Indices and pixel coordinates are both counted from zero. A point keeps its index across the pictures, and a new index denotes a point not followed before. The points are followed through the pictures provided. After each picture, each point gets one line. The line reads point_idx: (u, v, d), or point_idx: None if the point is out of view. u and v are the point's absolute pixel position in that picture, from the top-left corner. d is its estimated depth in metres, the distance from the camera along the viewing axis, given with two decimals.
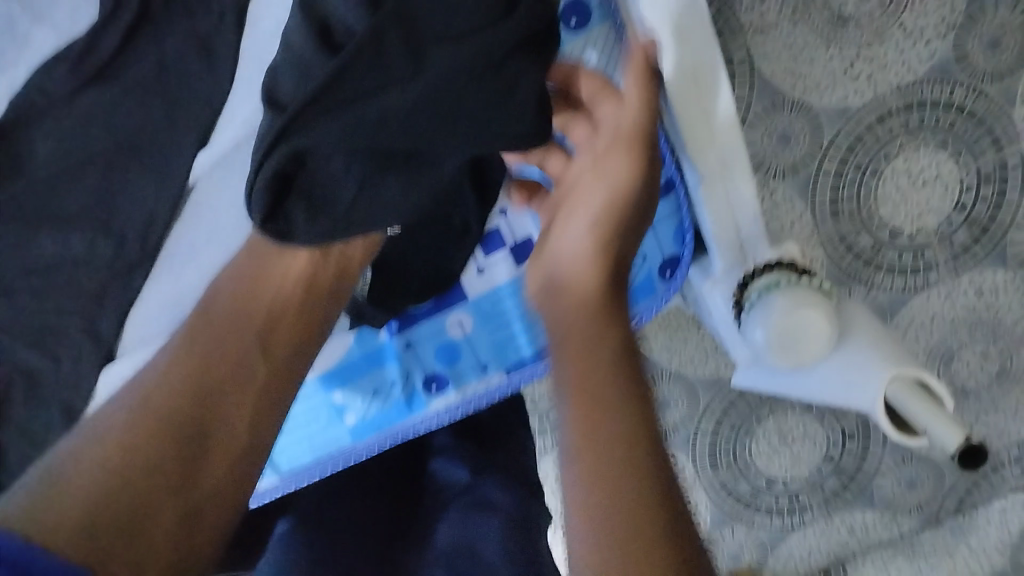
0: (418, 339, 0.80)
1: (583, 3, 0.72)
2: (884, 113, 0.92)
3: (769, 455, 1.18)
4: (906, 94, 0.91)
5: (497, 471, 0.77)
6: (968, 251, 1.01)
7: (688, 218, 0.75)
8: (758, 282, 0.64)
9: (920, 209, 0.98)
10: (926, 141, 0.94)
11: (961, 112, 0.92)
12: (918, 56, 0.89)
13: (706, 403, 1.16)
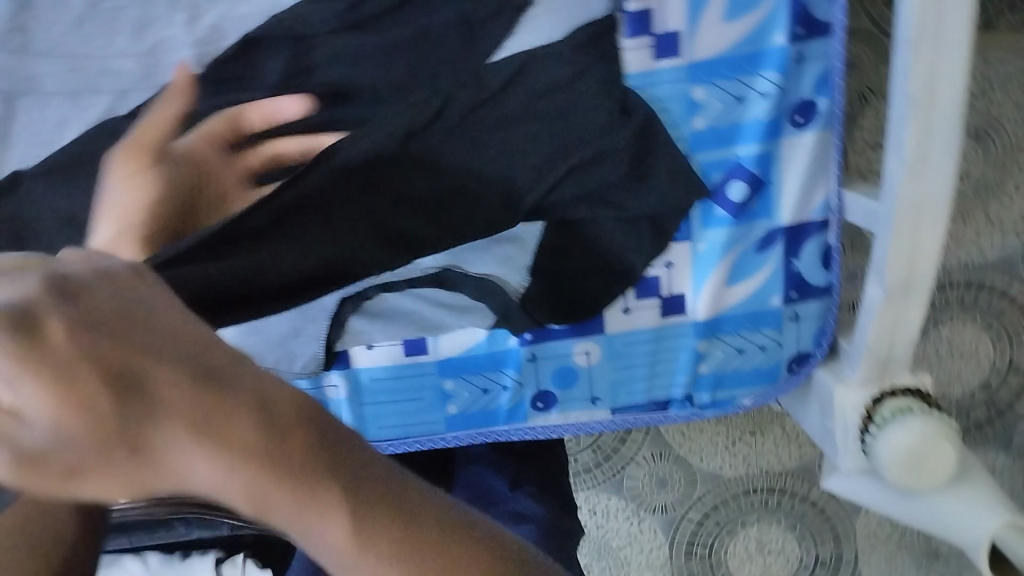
0: (544, 355, 0.72)
1: (810, 99, 0.66)
2: (945, 282, 0.92)
3: (744, 562, 1.11)
4: (970, 272, 0.91)
5: (533, 485, 0.82)
6: (978, 431, 0.94)
7: (833, 321, 0.70)
8: (884, 402, 0.65)
9: (947, 376, 0.93)
10: (973, 318, 0.92)
11: (1013, 303, 0.91)
12: (990, 242, 0.91)
13: (699, 494, 1.10)
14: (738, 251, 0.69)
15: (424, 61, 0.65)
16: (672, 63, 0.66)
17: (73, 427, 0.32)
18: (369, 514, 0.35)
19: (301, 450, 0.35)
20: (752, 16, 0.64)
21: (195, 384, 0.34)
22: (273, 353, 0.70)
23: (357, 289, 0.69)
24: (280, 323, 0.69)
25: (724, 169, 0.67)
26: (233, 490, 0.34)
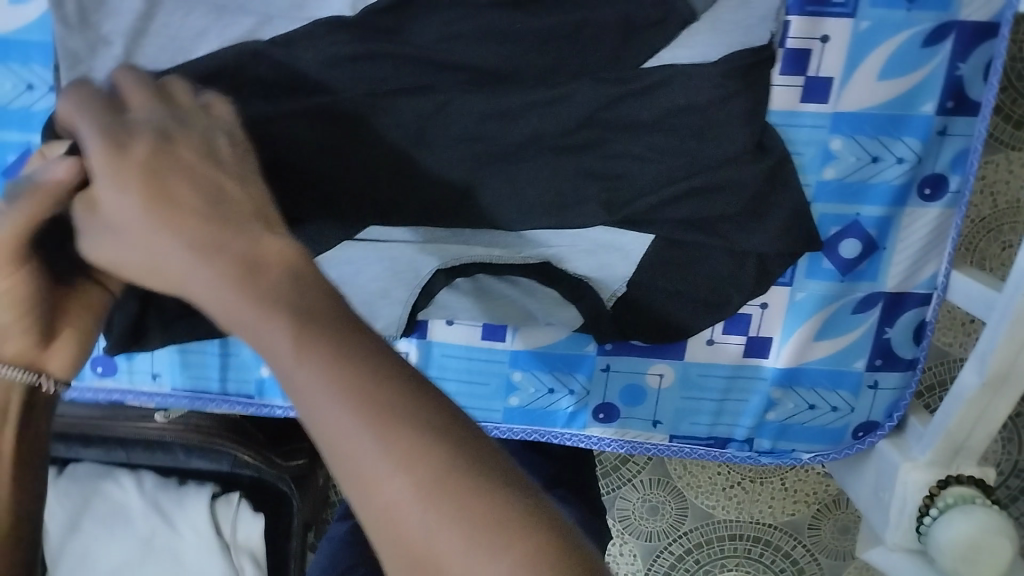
0: (618, 368, 0.72)
1: (943, 174, 0.66)
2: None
3: None
4: None
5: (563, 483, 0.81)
6: None
7: (909, 397, 0.70)
8: (948, 488, 0.65)
9: None
10: None
11: None
12: None
13: (686, 529, 1.03)
14: (835, 308, 0.69)
15: (579, 53, 0.61)
16: (819, 109, 0.65)
17: (136, 178, 0.38)
18: (319, 339, 0.33)
19: (272, 284, 0.35)
20: (908, 80, 0.64)
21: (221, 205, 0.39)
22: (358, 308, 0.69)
23: (456, 264, 0.67)
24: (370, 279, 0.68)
25: (844, 224, 0.67)
26: (212, 298, 0.37)
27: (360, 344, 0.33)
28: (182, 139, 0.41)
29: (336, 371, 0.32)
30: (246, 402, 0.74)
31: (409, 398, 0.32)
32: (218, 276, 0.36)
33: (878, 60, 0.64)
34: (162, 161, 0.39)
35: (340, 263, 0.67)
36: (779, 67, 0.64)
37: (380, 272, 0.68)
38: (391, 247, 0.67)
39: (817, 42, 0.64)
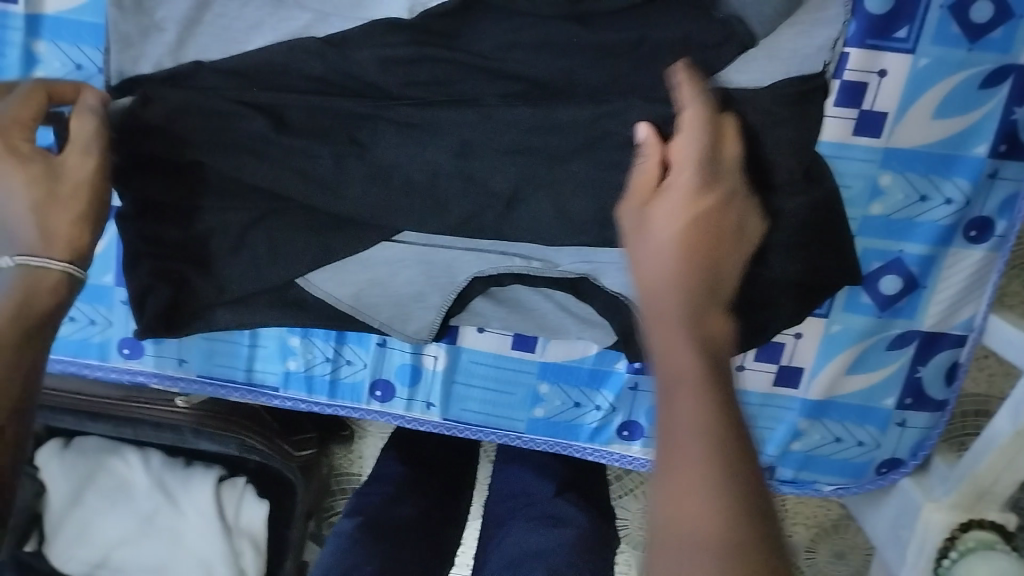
0: (647, 387, 0.72)
1: (990, 217, 0.64)
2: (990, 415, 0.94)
3: None
4: None
5: (575, 492, 0.80)
6: None
7: (935, 438, 0.70)
8: (969, 532, 0.67)
9: None
10: None
11: None
12: None
13: None
14: (870, 343, 0.68)
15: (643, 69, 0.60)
16: (870, 143, 0.63)
17: (691, 145, 0.50)
18: (717, 437, 0.37)
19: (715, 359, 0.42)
20: (964, 119, 0.62)
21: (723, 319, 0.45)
22: (390, 308, 0.69)
23: (493, 273, 0.67)
24: (405, 282, 0.67)
25: (886, 260, 0.66)
26: (663, 327, 0.43)
27: (735, 466, 0.37)
28: (723, 201, 0.49)
29: (712, 458, 0.37)
30: (271, 394, 0.73)
31: (747, 530, 0.35)
32: (683, 309, 0.44)
33: (933, 99, 0.61)
34: (718, 224, 0.48)
35: (374, 265, 0.67)
36: (831, 98, 0.62)
37: (416, 276, 0.67)
38: (429, 250, 0.67)
39: (873, 76, 0.61)
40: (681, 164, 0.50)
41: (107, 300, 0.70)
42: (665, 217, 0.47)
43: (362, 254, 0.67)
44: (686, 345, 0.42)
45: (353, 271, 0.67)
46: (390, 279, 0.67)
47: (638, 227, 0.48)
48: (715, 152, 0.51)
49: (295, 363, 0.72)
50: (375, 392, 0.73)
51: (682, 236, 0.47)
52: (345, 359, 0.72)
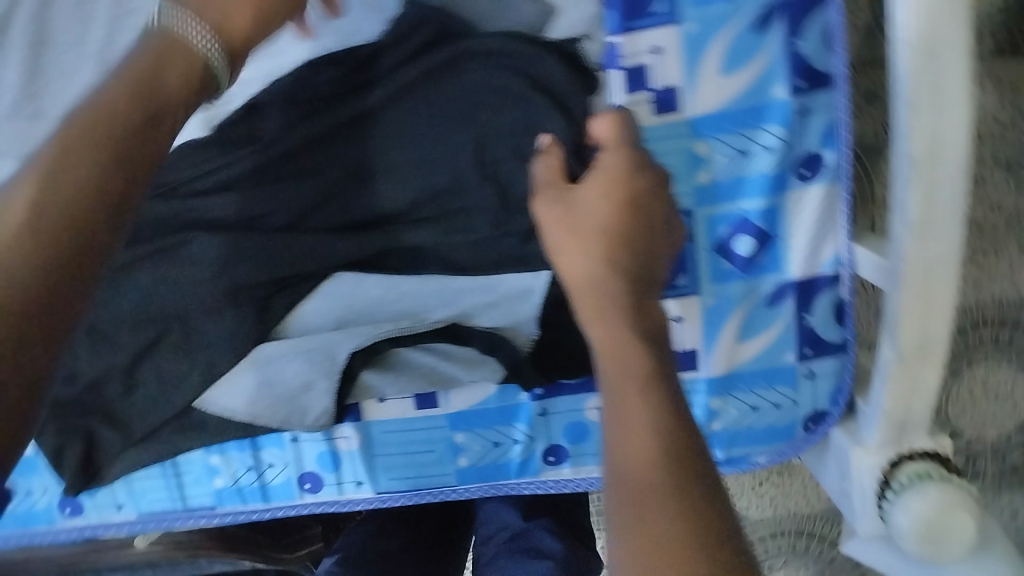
0: (556, 410, 0.72)
1: (815, 152, 0.64)
2: (979, 321, 0.92)
3: None
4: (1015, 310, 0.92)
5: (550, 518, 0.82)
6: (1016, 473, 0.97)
7: (849, 380, 0.68)
8: (902, 467, 0.64)
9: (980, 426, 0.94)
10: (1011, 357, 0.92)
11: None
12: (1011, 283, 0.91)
13: None
14: (747, 305, 0.68)
15: (437, 110, 0.65)
16: (672, 119, 0.65)
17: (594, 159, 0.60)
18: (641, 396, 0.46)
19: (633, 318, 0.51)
20: (751, 70, 0.63)
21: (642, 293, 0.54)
22: (284, 406, 0.70)
23: (366, 344, 0.68)
24: (291, 371, 0.69)
25: (732, 223, 0.66)
26: (613, 322, 0.51)
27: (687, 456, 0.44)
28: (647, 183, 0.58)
29: (650, 433, 0.44)
30: (209, 514, 0.75)
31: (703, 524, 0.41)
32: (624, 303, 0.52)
33: (715, 58, 0.63)
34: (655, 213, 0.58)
35: (261, 366, 0.69)
36: (619, 87, 0.65)
37: (303, 359, 0.69)
38: (305, 337, 0.69)
39: (650, 54, 0.64)
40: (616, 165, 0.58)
41: (38, 469, 0.73)
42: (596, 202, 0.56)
43: (246, 360, 0.69)
44: (604, 317, 0.51)
45: (239, 377, 0.69)
46: (282, 376, 0.69)
47: (573, 244, 0.56)
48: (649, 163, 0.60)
49: (222, 480, 0.74)
50: (304, 485, 0.74)
51: (603, 232, 0.55)
52: (266, 463, 0.74)
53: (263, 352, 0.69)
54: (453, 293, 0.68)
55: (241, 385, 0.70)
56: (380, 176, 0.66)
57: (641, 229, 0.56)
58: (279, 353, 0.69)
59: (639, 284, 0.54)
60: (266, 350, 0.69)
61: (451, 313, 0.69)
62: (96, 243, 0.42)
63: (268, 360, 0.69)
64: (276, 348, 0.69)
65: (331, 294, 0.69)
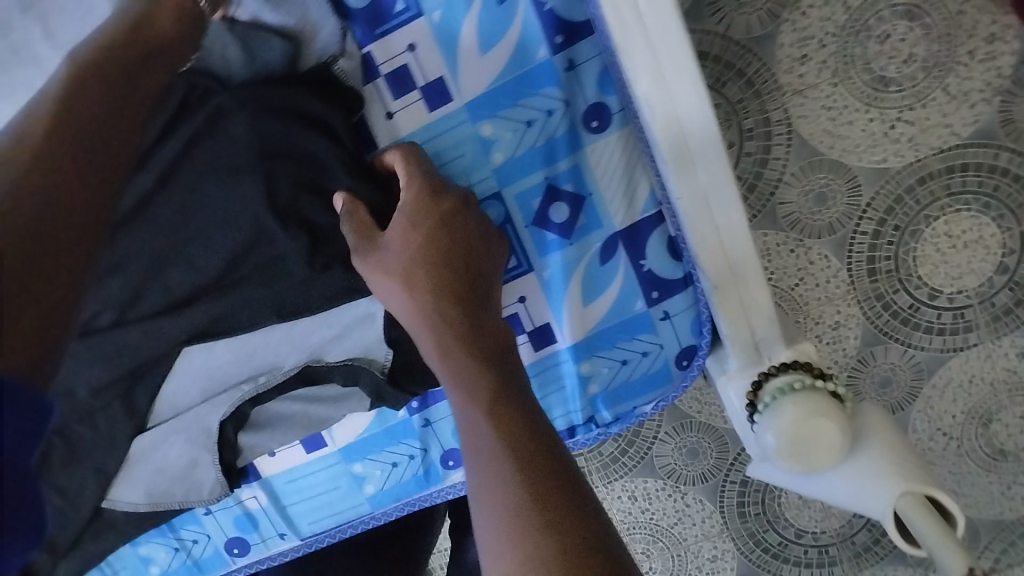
0: (439, 416, 0.72)
1: (598, 101, 0.62)
2: (925, 175, 0.76)
3: (799, 507, 1.07)
4: (949, 157, 0.75)
5: None
6: (1012, 314, 0.83)
7: (706, 309, 0.66)
8: (766, 386, 0.61)
9: (959, 269, 0.81)
10: (967, 203, 0.77)
11: (1004, 176, 0.75)
12: (960, 117, 0.73)
13: (734, 455, 1.05)
14: (583, 267, 0.66)
15: (217, 164, 0.59)
16: (449, 110, 0.63)
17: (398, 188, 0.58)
18: (501, 421, 0.47)
19: (471, 344, 0.52)
20: (507, 41, 0.60)
21: (483, 316, 0.54)
22: (179, 486, 0.70)
23: (232, 410, 0.67)
24: (173, 455, 0.68)
25: (542, 192, 0.64)
26: (455, 356, 0.52)
27: (547, 469, 0.45)
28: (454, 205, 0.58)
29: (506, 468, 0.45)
30: None
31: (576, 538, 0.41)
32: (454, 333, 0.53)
33: (469, 38, 0.60)
34: (470, 232, 0.58)
35: (143, 457, 0.68)
36: (388, 96, 0.63)
37: (181, 436, 0.68)
38: (176, 419, 0.67)
39: (406, 55, 0.61)
40: (415, 192, 0.57)
41: None
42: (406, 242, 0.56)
43: (130, 457, 0.68)
44: (448, 355, 0.52)
45: (125, 475, 0.69)
46: (166, 460, 0.68)
47: (403, 281, 0.55)
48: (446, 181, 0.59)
49: (157, 567, 0.76)
50: (234, 550, 0.76)
51: (425, 265, 0.55)
52: (188, 540, 0.76)
53: (144, 443, 0.68)
54: (300, 340, 0.65)
55: (131, 479, 0.69)
56: (202, 244, 0.61)
57: (464, 254, 0.57)
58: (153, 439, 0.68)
59: (480, 306, 0.55)
60: (144, 443, 0.68)
61: (302, 356, 0.66)
62: (88, 214, 0.42)
63: (148, 451, 0.68)
64: (155, 437, 0.68)
65: (181, 375, 0.66)
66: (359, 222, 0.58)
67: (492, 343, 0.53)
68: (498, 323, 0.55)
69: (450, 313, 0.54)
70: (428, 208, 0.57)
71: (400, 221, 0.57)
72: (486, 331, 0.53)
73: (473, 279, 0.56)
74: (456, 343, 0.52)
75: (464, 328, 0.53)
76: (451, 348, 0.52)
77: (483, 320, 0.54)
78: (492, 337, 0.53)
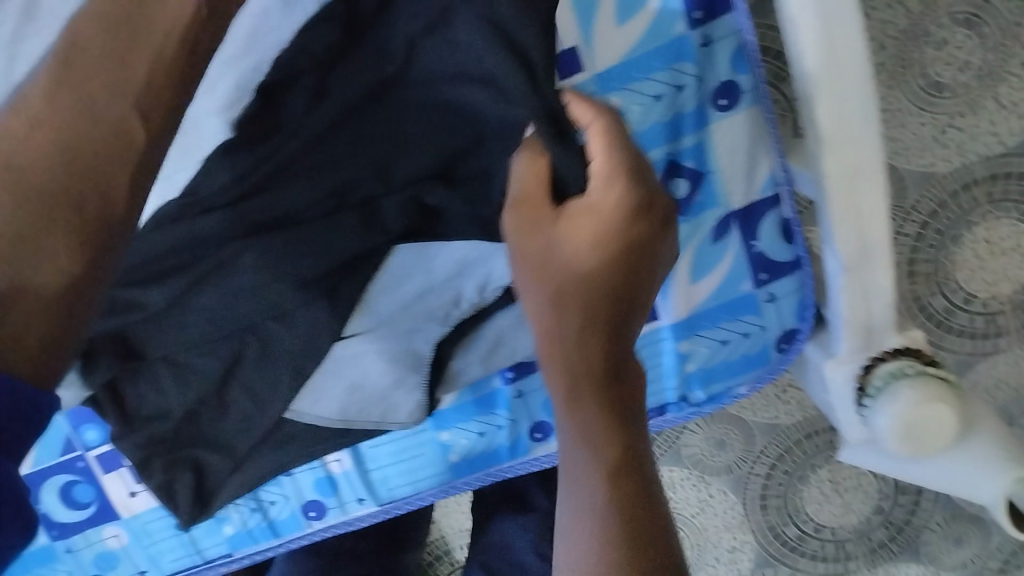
0: (531, 388, 0.72)
1: (729, 79, 0.62)
2: (969, 182, 0.79)
3: (820, 503, 1.04)
4: (993, 163, 0.78)
5: None
6: None
7: (811, 294, 0.67)
8: (876, 370, 0.63)
9: (997, 275, 0.82)
10: (1009, 209, 0.80)
11: None
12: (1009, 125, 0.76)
13: (761, 448, 1.02)
14: (693, 245, 0.66)
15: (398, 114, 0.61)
16: (577, 80, 0.62)
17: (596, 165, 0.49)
18: (618, 484, 0.45)
19: (611, 378, 0.48)
20: (646, 13, 0.60)
21: (622, 354, 0.49)
22: (376, 404, 0.70)
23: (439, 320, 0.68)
24: (377, 368, 0.68)
25: (662, 168, 0.64)
26: (585, 387, 0.48)
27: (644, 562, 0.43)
28: (638, 223, 0.49)
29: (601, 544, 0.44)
30: (227, 561, 0.77)
31: None
32: (598, 358, 0.48)
33: (608, 7, 0.60)
34: (638, 247, 0.49)
35: (345, 364, 0.68)
36: None
37: (385, 346, 0.68)
38: (378, 329, 0.67)
39: None
40: (614, 197, 0.49)
41: (56, 556, 0.76)
42: (576, 243, 0.49)
43: (322, 366, 0.67)
44: (576, 383, 0.48)
45: (320, 381, 0.68)
46: (366, 373, 0.68)
47: (547, 291, 0.49)
48: (641, 170, 0.49)
49: (234, 526, 0.76)
50: (310, 513, 0.76)
51: (584, 280, 0.48)
52: (267, 501, 0.75)
53: (346, 349, 0.67)
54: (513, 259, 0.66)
55: (323, 388, 0.68)
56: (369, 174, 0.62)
57: (627, 277, 0.49)
58: (350, 346, 0.67)
59: (618, 348, 0.49)
60: (344, 350, 0.67)
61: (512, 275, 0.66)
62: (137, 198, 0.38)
63: (348, 358, 0.67)
64: (354, 345, 0.67)
65: (390, 279, 0.66)
66: (532, 187, 0.52)
67: (625, 385, 0.49)
68: (633, 366, 0.50)
69: (586, 345, 0.48)
70: (602, 222, 0.49)
71: (569, 230, 0.49)
72: (622, 373, 0.49)
73: (623, 316, 0.49)
74: (589, 375, 0.48)
75: (603, 363, 0.48)
76: (583, 378, 0.48)
77: (624, 361, 0.49)
78: (625, 382, 0.49)
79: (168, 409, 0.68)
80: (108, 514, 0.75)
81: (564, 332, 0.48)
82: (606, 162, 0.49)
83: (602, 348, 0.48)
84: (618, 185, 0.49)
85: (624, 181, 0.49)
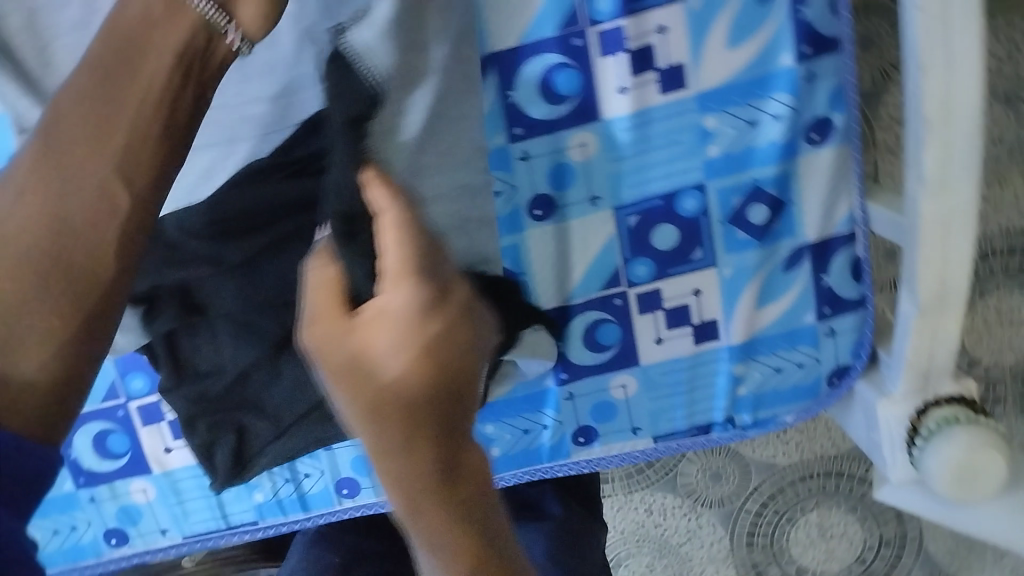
0: (582, 392, 0.72)
1: (824, 116, 0.63)
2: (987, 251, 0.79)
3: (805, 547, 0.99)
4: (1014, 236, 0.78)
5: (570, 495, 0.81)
6: None
7: (870, 333, 0.69)
8: (929, 414, 0.64)
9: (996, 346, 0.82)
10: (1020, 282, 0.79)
11: None
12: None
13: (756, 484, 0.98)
14: (765, 271, 0.68)
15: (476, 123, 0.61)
16: (678, 97, 0.63)
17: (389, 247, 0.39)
18: None
19: (457, 515, 0.37)
20: (757, 42, 0.62)
21: (469, 492, 0.38)
22: None
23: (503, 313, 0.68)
24: None
25: (745, 193, 0.66)
26: (425, 529, 0.37)
27: None
28: (432, 322, 0.38)
29: None
30: (252, 529, 0.77)
31: None
32: (426, 494, 0.37)
33: (721, 30, 0.62)
34: (445, 360, 0.38)
35: None
36: (625, 71, 0.63)
37: None
38: None
39: (654, 35, 0.62)
40: (406, 294, 0.38)
41: (78, 504, 0.75)
42: (388, 357, 0.37)
43: None
44: (423, 527, 0.37)
45: None
46: None
47: (369, 423, 0.37)
48: (434, 267, 0.39)
49: (266, 494, 0.76)
50: (343, 491, 0.75)
51: (395, 402, 0.37)
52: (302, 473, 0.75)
53: None
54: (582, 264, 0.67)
55: None
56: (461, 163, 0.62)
57: (439, 392, 0.38)
58: None
59: (468, 483, 0.38)
60: None
61: None
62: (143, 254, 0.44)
63: None
64: None
65: None
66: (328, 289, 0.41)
67: (483, 529, 0.37)
68: (489, 503, 0.39)
69: (419, 484, 0.37)
70: (399, 327, 0.38)
71: (368, 334, 0.38)
72: (475, 513, 0.38)
73: (455, 444, 0.38)
74: (427, 521, 0.37)
75: (440, 503, 0.37)
76: (428, 511, 0.37)
77: (474, 500, 0.38)
78: (481, 526, 0.37)
79: (224, 364, 0.66)
80: (140, 466, 0.74)
81: (389, 472, 0.37)
82: (390, 243, 0.39)
83: (429, 477, 0.37)
84: (403, 279, 0.38)
85: (411, 263, 0.39)
